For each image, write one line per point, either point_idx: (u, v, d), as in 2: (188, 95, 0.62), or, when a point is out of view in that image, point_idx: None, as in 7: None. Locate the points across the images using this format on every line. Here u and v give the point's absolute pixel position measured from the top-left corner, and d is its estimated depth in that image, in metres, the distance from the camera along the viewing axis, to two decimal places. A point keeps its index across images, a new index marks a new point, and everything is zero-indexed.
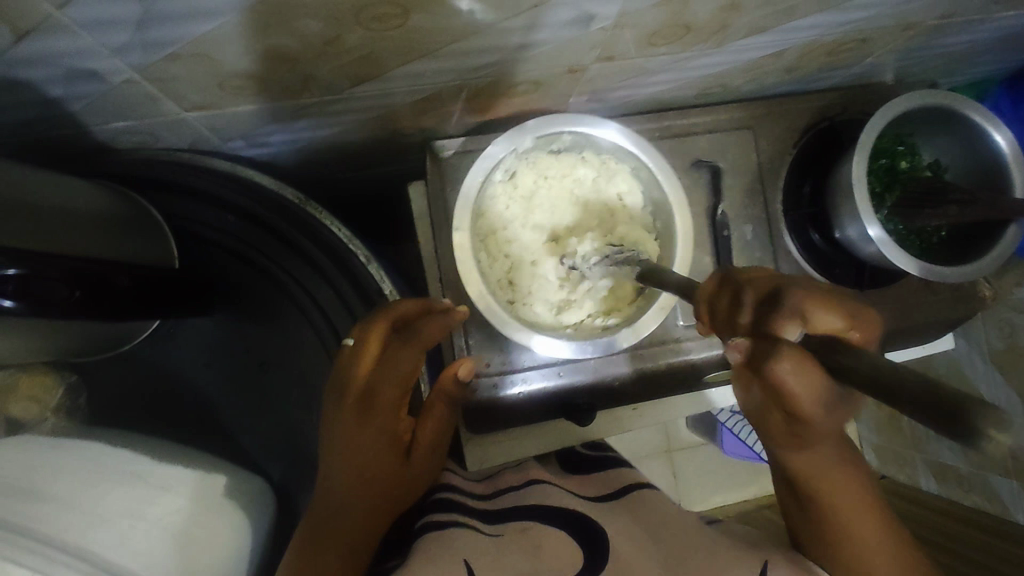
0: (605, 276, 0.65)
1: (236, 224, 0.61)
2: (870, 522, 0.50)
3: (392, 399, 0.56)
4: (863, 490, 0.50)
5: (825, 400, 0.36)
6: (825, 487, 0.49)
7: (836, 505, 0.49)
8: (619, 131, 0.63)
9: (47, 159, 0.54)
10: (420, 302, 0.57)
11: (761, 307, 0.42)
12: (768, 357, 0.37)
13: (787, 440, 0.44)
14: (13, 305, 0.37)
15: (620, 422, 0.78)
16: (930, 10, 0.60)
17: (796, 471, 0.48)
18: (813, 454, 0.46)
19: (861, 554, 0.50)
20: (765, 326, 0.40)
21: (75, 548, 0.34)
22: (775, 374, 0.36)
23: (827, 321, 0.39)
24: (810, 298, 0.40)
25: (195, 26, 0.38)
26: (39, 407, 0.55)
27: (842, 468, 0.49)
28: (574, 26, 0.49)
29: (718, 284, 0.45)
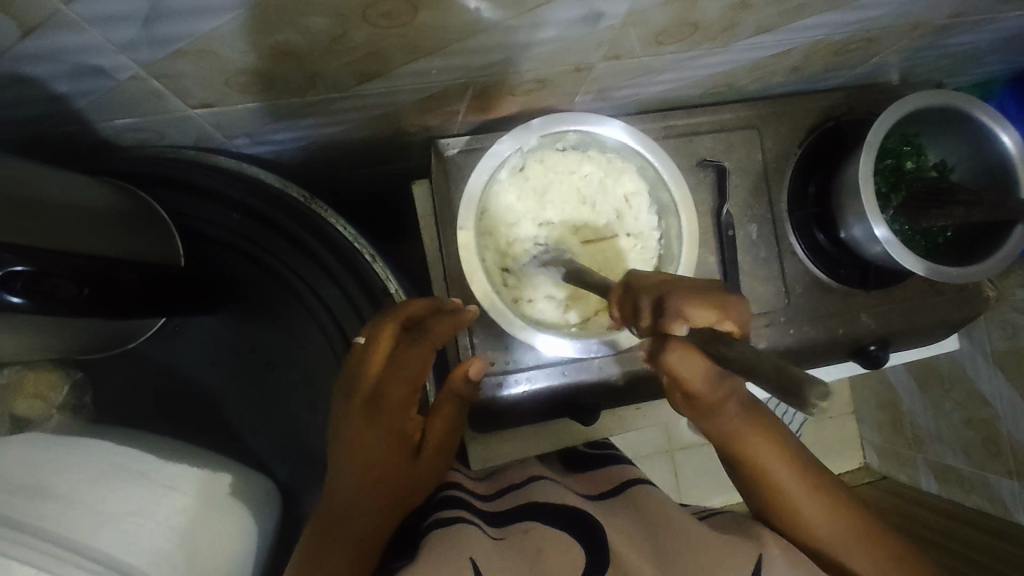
0: (542, 278, 0.65)
1: (241, 221, 0.61)
2: (787, 467, 0.54)
3: (402, 397, 0.56)
4: (774, 437, 0.54)
5: (707, 381, 0.43)
6: (733, 442, 0.53)
7: (759, 467, 0.53)
8: (627, 130, 0.64)
9: (52, 155, 0.54)
10: (431, 303, 0.58)
11: (654, 309, 0.44)
12: (661, 356, 0.43)
13: (698, 413, 0.50)
14: (23, 301, 0.37)
15: (623, 421, 0.78)
16: (937, 9, 0.59)
17: (717, 433, 0.53)
18: (724, 417, 0.51)
19: (795, 509, 0.54)
20: (657, 329, 0.43)
21: (81, 546, 0.34)
22: (670, 368, 0.43)
23: (705, 317, 0.42)
24: (687, 293, 0.43)
25: (201, 22, 0.38)
26: (44, 405, 0.58)
27: (753, 430, 0.53)
28: (581, 24, 0.49)
29: (622, 289, 0.48)
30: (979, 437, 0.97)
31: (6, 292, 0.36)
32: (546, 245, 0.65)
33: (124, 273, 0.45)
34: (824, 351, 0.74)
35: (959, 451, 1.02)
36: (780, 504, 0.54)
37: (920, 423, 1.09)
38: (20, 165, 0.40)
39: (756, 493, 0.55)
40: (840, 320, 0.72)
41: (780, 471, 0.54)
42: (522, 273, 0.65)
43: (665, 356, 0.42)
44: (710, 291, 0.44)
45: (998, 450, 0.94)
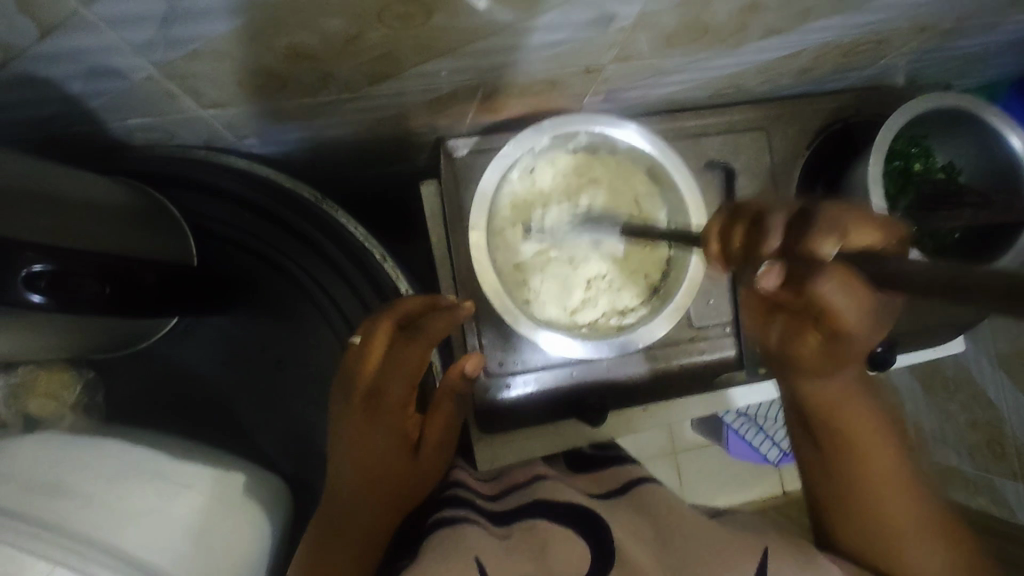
0: (583, 241, 0.66)
1: (253, 221, 0.61)
2: (881, 450, 0.55)
3: (399, 397, 0.55)
4: (875, 423, 0.55)
5: (860, 315, 0.48)
6: (833, 414, 0.55)
7: (852, 438, 0.55)
8: (639, 132, 0.64)
9: (65, 155, 0.54)
10: (429, 299, 0.57)
11: (790, 226, 0.46)
12: (819, 278, 0.46)
13: (811, 367, 0.53)
14: (44, 300, 0.37)
15: (630, 422, 0.76)
16: (946, 12, 0.60)
17: (816, 402, 0.55)
18: (830, 382, 0.54)
19: (880, 489, 0.54)
20: (796, 246, 0.45)
21: (98, 545, 0.34)
22: (819, 287, 0.47)
23: (862, 235, 0.46)
24: (848, 219, 0.46)
25: (218, 23, 0.38)
26: (57, 404, 0.55)
27: (858, 399, 0.55)
28: (593, 26, 0.49)
29: (730, 220, 0.50)
30: (984, 440, 0.97)
31: (28, 290, 0.36)
32: (587, 210, 0.66)
33: (144, 272, 0.45)
34: None
35: (964, 453, 1.02)
36: (868, 492, 0.54)
37: (924, 425, 1.09)
38: (33, 164, 0.40)
39: (842, 479, 0.55)
40: None
41: (875, 449, 0.55)
42: (562, 240, 0.66)
43: (814, 276, 0.46)
44: (858, 217, 0.47)
45: (1003, 452, 0.94)
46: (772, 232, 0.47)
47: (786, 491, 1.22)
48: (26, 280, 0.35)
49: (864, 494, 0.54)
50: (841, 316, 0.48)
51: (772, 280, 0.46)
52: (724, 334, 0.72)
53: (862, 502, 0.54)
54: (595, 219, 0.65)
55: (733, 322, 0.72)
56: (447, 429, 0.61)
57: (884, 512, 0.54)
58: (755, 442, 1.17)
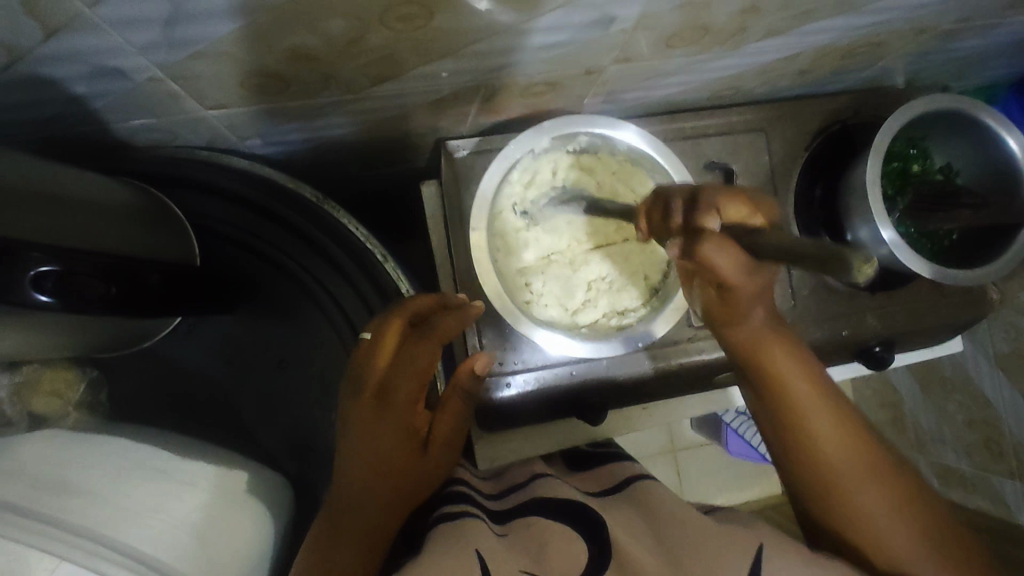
0: (559, 219, 0.66)
1: (256, 221, 0.61)
2: (821, 409, 0.52)
3: (411, 393, 0.56)
4: (825, 400, 0.53)
5: (743, 271, 0.44)
6: (784, 398, 0.53)
7: (792, 397, 0.52)
8: (638, 133, 0.65)
9: (70, 156, 0.54)
10: (437, 299, 0.59)
11: (688, 206, 0.49)
12: (687, 239, 0.46)
13: (751, 343, 0.53)
14: (51, 300, 0.37)
15: (630, 421, 0.78)
16: (944, 15, 0.60)
17: (767, 386, 0.53)
18: (778, 363, 0.53)
19: (825, 453, 0.52)
20: (690, 222, 0.48)
21: (103, 542, 0.35)
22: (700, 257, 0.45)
23: (736, 210, 0.47)
24: (720, 195, 0.48)
25: (221, 25, 0.38)
26: (61, 402, 0.55)
27: (789, 351, 0.53)
28: (594, 27, 0.49)
29: (653, 200, 0.54)
30: (982, 439, 0.98)
31: (34, 291, 0.36)
32: (565, 187, 0.66)
33: (150, 273, 0.45)
34: (830, 352, 0.74)
35: (961, 453, 1.02)
36: (832, 479, 0.52)
37: (923, 425, 1.10)
38: (39, 165, 0.40)
39: (805, 466, 0.53)
40: (847, 322, 0.73)
41: (814, 411, 0.52)
42: (539, 216, 0.66)
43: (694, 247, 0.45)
44: (744, 194, 0.49)
45: (1000, 451, 0.95)
46: (675, 208, 0.50)
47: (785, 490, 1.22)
48: (34, 280, 0.36)
49: (829, 481, 0.52)
50: (722, 275, 0.45)
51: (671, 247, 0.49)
52: None
53: (829, 487, 0.52)
54: (567, 199, 0.64)
55: None
56: (456, 427, 0.62)
57: (855, 499, 0.51)
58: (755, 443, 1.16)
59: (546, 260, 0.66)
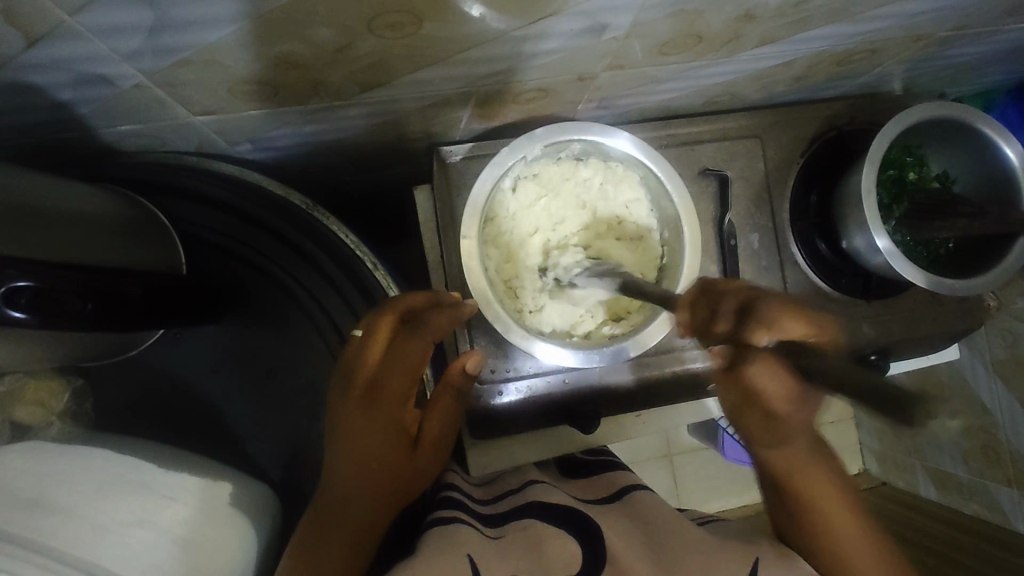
0: (584, 292, 0.64)
1: (245, 230, 0.61)
2: (840, 514, 0.54)
3: (400, 388, 0.57)
4: (826, 468, 0.55)
5: (791, 400, 0.44)
6: (787, 475, 0.54)
7: (812, 500, 0.54)
8: (632, 142, 0.64)
9: (52, 163, 0.54)
10: (430, 295, 0.57)
11: (737, 316, 0.47)
12: (745, 370, 0.45)
13: (773, 440, 0.51)
14: (24, 317, 0.36)
15: (622, 428, 0.77)
16: (941, 22, 0.59)
17: (774, 468, 0.54)
18: (788, 450, 0.53)
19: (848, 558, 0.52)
20: (742, 334, 0.46)
21: (81, 560, 0.34)
22: (753, 377, 0.44)
23: (793, 326, 0.46)
24: (774, 309, 0.47)
25: (205, 33, 0.38)
26: (44, 412, 0.56)
27: (816, 471, 0.54)
28: (586, 35, 0.49)
29: (699, 293, 0.50)
30: (978, 445, 0.97)
31: (8, 306, 0.35)
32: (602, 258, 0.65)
33: (131, 286, 0.45)
34: None
35: (957, 459, 1.02)
36: (826, 550, 0.53)
37: None
38: (22, 177, 0.40)
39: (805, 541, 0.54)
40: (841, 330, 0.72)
41: (832, 513, 0.54)
42: (570, 283, 0.64)
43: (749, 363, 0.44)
44: (793, 308, 0.47)
45: (997, 458, 0.94)
46: (721, 317, 0.48)
47: None
48: (8, 295, 0.35)
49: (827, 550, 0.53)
50: (769, 402, 0.45)
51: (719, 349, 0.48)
52: None
53: (827, 555, 0.53)
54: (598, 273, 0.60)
55: None
56: (448, 425, 0.62)
57: (853, 564, 0.52)
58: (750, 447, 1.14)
59: (539, 264, 0.66)
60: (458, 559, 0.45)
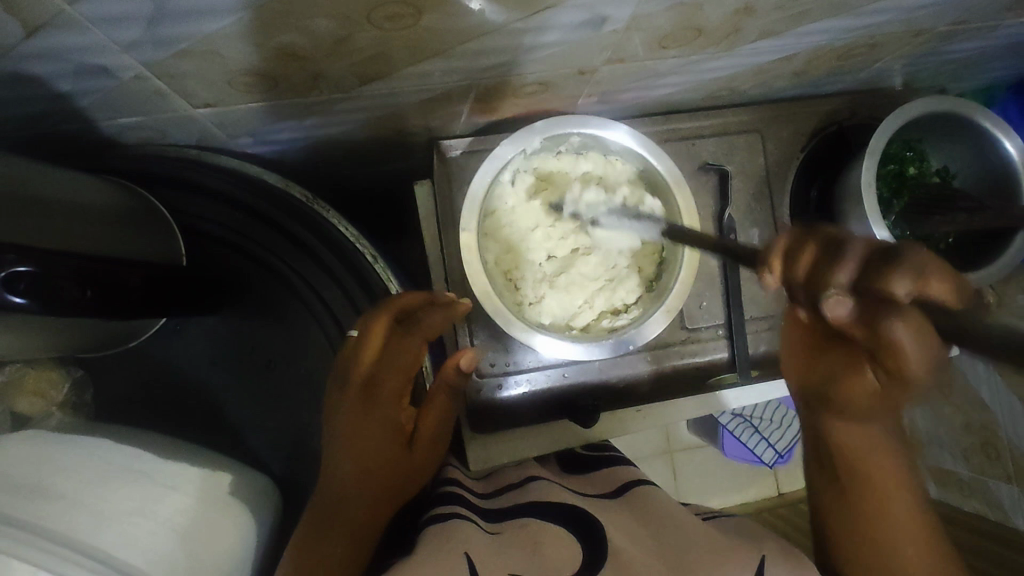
0: (602, 235, 0.66)
1: (245, 222, 0.61)
2: (902, 505, 0.53)
3: (396, 387, 0.58)
4: (900, 474, 0.54)
5: (925, 361, 0.42)
6: (854, 458, 0.55)
7: (869, 482, 0.54)
8: (632, 135, 0.64)
9: (53, 154, 0.54)
10: (425, 295, 0.58)
11: (864, 262, 0.40)
12: (893, 319, 0.40)
13: (861, 412, 0.53)
14: (24, 302, 0.36)
15: (624, 424, 0.74)
16: (941, 17, 0.59)
17: (840, 445, 0.55)
18: (857, 425, 0.54)
19: (897, 555, 0.52)
20: (880, 281, 0.40)
21: (80, 548, 0.34)
22: (894, 332, 0.41)
23: (942, 285, 0.40)
24: (921, 256, 0.41)
25: (204, 23, 0.38)
26: (44, 403, 0.57)
27: (888, 455, 0.54)
28: (585, 28, 0.49)
29: (798, 238, 0.43)
30: (979, 442, 0.97)
31: (8, 291, 0.35)
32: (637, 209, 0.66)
33: (130, 274, 0.45)
34: None
35: (958, 456, 1.02)
36: (873, 546, 0.53)
37: None
38: (22, 164, 0.40)
39: (851, 529, 0.54)
40: None
41: (894, 503, 0.53)
42: (593, 223, 0.66)
43: (895, 317, 0.40)
44: (917, 260, 0.40)
45: (998, 455, 0.94)
46: (847, 261, 0.40)
47: (780, 493, 1.22)
48: (8, 281, 0.35)
49: (873, 543, 0.53)
50: (902, 355, 0.42)
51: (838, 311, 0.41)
52: (718, 336, 0.72)
53: (873, 539, 0.53)
54: (636, 216, 0.64)
55: (726, 325, 0.72)
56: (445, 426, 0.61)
57: (902, 557, 0.52)
58: (750, 443, 1.14)
59: (536, 257, 0.66)
60: (455, 558, 0.45)
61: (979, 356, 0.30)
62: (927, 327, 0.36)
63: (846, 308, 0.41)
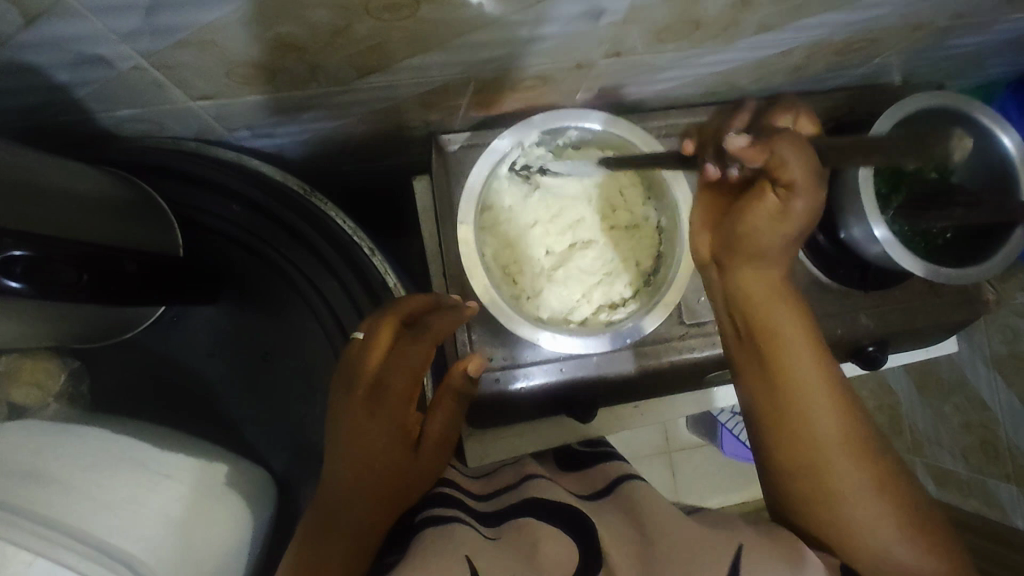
0: (570, 183, 0.67)
1: (242, 214, 0.61)
2: (808, 354, 0.52)
3: (403, 387, 0.56)
4: (803, 320, 0.54)
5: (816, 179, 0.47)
6: (760, 308, 0.54)
7: (779, 336, 0.53)
8: (633, 129, 0.64)
9: (54, 146, 0.54)
10: (428, 297, 0.58)
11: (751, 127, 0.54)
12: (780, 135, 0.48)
13: (766, 251, 0.52)
14: (20, 286, 0.37)
15: (620, 420, 0.77)
16: (939, 11, 0.59)
17: (743, 293, 0.55)
18: (761, 267, 0.54)
19: (807, 407, 0.51)
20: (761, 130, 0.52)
21: (75, 534, 0.34)
22: (777, 150, 0.47)
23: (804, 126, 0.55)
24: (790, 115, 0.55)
25: (202, 12, 0.38)
26: (41, 393, 0.57)
27: (789, 306, 0.54)
28: (583, 20, 0.49)
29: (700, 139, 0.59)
30: (978, 441, 0.97)
31: (4, 276, 0.36)
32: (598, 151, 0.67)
33: (127, 260, 0.45)
34: None
35: (957, 455, 1.01)
36: (788, 395, 0.52)
37: (919, 428, 1.08)
38: (23, 152, 0.40)
39: (766, 381, 0.53)
40: (841, 322, 0.72)
41: (802, 357, 0.52)
42: (556, 183, 0.66)
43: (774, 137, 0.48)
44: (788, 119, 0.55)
45: (997, 454, 0.94)
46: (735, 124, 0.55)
47: None
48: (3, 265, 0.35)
49: (786, 397, 0.52)
50: (789, 173, 0.47)
51: (739, 143, 0.49)
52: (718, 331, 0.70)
53: (786, 394, 0.52)
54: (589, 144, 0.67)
55: None
56: (449, 428, 0.62)
57: (811, 405, 0.51)
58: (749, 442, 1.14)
59: (534, 251, 0.66)
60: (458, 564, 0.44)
61: (849, 162, 0.43)
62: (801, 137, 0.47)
63: (744, 140, 0.49)
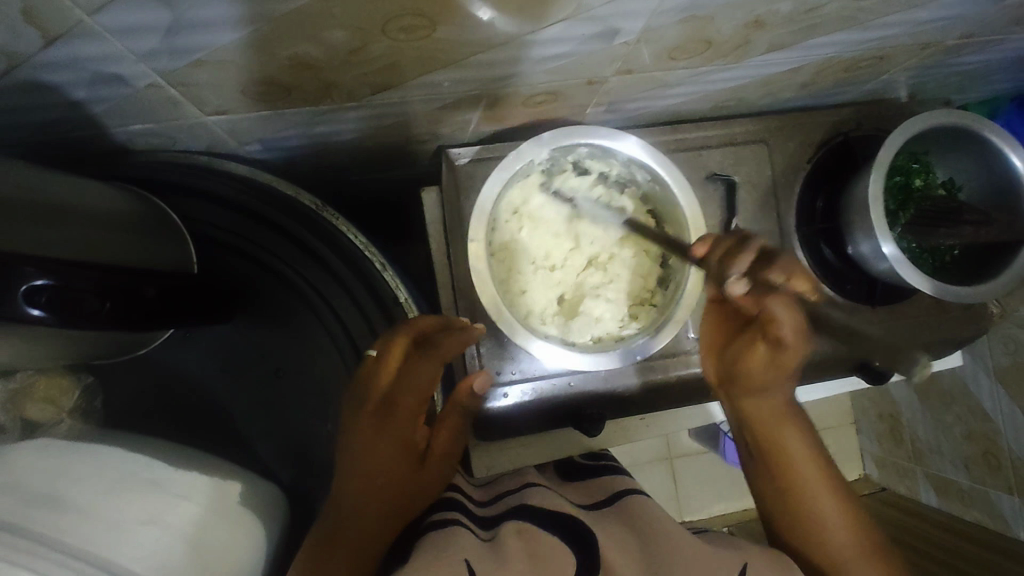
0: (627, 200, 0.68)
1: (256, 230, 0.62)
2: (807, 460, 0.61)
3: (412, 408, 0.58)
4: (804, 436, 0.62)
5: (794, 329, 0.59)
6: (766, 426, 0.63)
7: (777, 440, 0.62)
8: (639, 145, 0.65)
9: (70, 161, 0.54)
10: (442, 319, 0.58)
11: (757, 261, 0.58)
12: (772, 296, 0.58)
13: (758, 380, 0.62)
14: (43, 316, 0.36)
15: (627, 432, 0.76)
16: (949, 30, 0.60)
17: (754, 417, 0.63)
18: (766, 398, 0.63)
19: (814, 505, 0.58)
20: (761, 275, 0.58)
21: (96, 556, 0.35)
22: (770, 302, 0.58)
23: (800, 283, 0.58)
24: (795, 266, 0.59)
25: (220, 35, 0.38)
26: (55, 409, 0.56)
27: (789, 422, 0.63)
28: (596, 40, 0.49)
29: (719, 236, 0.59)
30: (980, 451, 0.97)
31: (27, 304, 0.35)
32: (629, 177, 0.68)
33: (145, 286, 0.45)
34: (829, 366, 0.74)
35: (959, 466, 1.02)
36: (796, 500, 0.59)
37: (921, 437, 1.08)
38: (47, 175, 0.41)
39: (774, 485, 0.61)
40: None
41: (802, 461, 0.60)
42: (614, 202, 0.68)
43: (772, 296, 0.57)
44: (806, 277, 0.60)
45: (998, 465, 0.94)
46: (745, 258, 0.57)
47: None
48: (27, 294, 0.35)
49: (791, 500, 0.59)
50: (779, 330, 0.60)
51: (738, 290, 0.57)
52: None
53: (786, 489, 0.60)
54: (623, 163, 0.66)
55: None
56: (454, 445, 0.62)
57: (815, 506, 0.58)
58: None
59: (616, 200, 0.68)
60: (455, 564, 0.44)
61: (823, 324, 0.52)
62: (795, 305, 0.58)
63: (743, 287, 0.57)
